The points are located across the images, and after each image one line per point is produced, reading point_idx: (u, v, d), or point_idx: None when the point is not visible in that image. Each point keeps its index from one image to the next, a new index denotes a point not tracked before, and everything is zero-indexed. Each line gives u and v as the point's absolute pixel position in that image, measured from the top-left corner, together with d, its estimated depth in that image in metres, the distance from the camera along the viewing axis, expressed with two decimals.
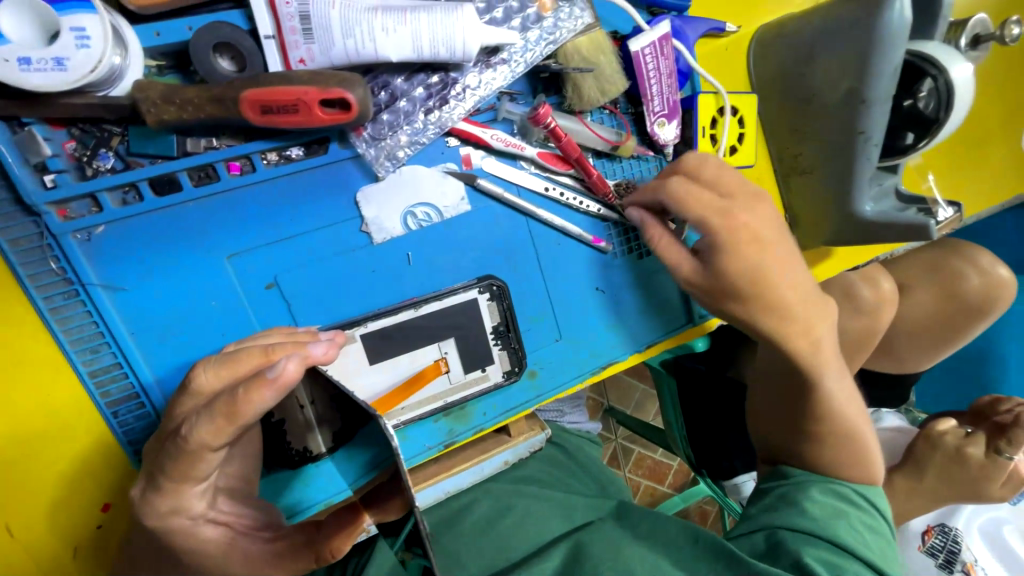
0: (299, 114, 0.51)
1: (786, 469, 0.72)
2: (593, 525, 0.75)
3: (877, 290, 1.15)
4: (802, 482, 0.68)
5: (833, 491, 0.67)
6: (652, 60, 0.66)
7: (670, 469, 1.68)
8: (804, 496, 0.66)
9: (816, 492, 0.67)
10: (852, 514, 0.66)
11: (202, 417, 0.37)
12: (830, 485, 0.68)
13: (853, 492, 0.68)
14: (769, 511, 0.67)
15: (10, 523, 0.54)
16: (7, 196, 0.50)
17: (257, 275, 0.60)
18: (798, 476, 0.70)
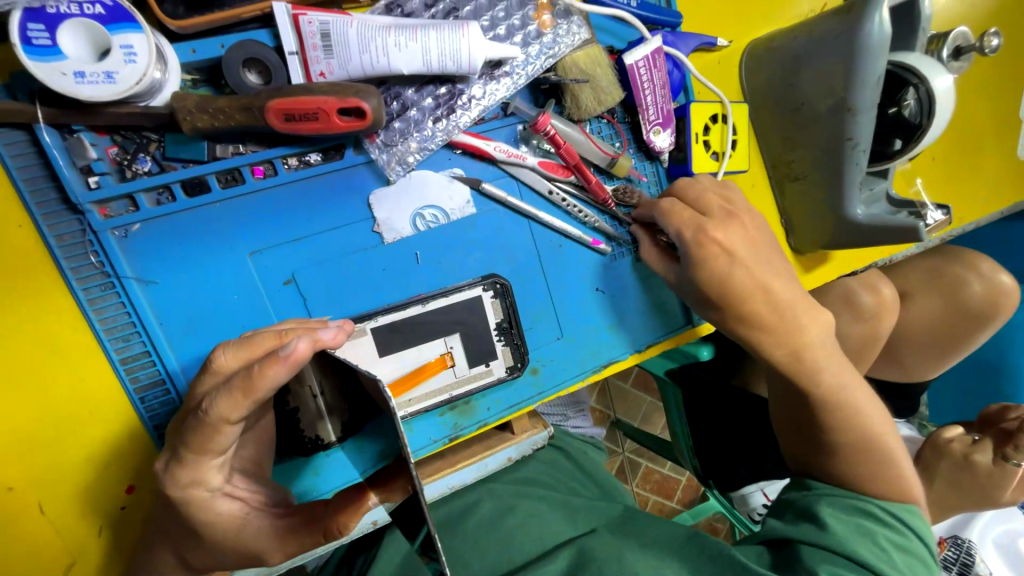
0: (319, 121, 0.55)
1: (811, 481, 0.71)
2: (596, 531, 0.79)
3: (878, 296, 1.16)
4: (826, 497, 0.67)
5: (858, 506, 0.66)
6: (646, 72, 0.71)
7: (679, 484, 1.68)
8: (826, 510, 0.66)
9: (839, 508, 0.66)
10: (879, 531, 0.64)
11: (221, 393, 0.40)
12: (857, 501, 0.66)
13: (882, 510, 0.66)
14: (791, 524, 0.67)
15: (42, 500, 0.58)
16: (56, 196, 0.55)
17: (277, 271, 0.64)
18: (824, 489, 0.69)
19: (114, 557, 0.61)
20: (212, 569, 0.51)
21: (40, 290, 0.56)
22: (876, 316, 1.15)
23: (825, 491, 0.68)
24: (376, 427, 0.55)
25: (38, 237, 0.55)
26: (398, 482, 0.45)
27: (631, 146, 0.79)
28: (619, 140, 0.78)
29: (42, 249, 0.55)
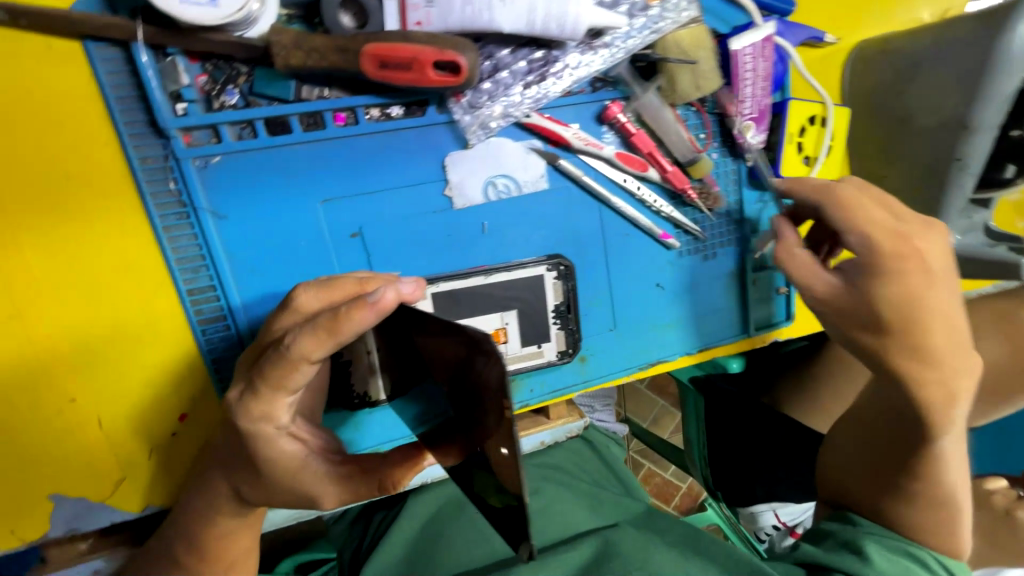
0: (412, 72, 0.53)
1: (855, 516, 0.65)
2: (620, 526, 0.77)
3: None
4: (872, 535, 0.62)
5: (908, 552, 0.60)
6: (751, 61, 0.66)
7: (679, 491, 1.64)
8: (874, 548, 0.59)
9: (888, 549, 0.60)
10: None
11: (306, 331, 0.39)
12: (907, 548, 0.60)
13: (933, 561, 0.60)
14: (830, 554, 0.61)
15: (100, 415, 0.60)
16: (144, 118, 0.55)
17: (345, 223, 0.63)
18: (874, 530, 0.63)
19: (161, 480, 0.62)
20: (263, 504, 0.51)
21: (119, 210, 0.56)
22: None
23: (873, 531, 0.62)
24: (425, 395, 0.56)
25: (123, 157, 0.55)
26: (472, 442, 0.47)
27: (716, 139, 0.74)
28: (704, 131, 0.73)
29: (125, 169, 0.55)
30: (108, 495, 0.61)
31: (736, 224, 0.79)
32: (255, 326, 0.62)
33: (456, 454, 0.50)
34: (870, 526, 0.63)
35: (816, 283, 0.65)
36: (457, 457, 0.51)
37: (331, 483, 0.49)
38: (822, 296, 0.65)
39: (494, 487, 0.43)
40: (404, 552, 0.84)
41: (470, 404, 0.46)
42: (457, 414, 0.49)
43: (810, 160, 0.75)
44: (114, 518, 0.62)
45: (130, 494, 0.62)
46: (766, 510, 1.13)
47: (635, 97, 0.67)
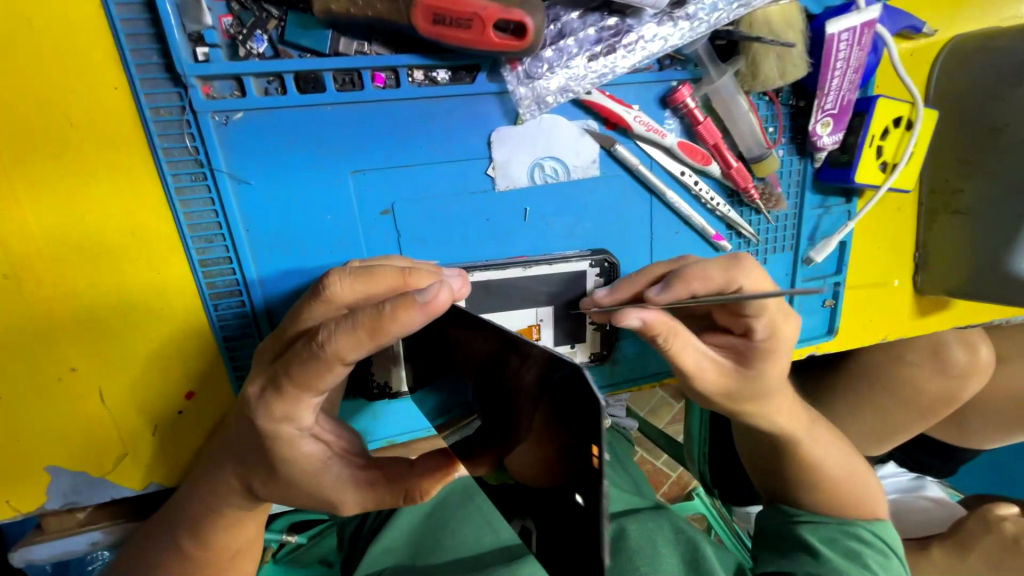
0: (471, 31, 0.46)
1: (790, 508, 0.66)
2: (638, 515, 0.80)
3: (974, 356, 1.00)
4: (809, 523, 0.63)
5: (841, 530, 0.62)
6: (846, 48, 0.58)
7: (669, 479, 1.62)
8: (812, 538, 0.62)
9: (824, 534, 0.62)
10: (865, 553, 0.61)
11: (342, 329, 0.35)
12: (839, 527, 0.63)
13: (862, 529, 0.64)
14: (781, 556, 0.62)
15: (101, 388, 0.55)
16: (158, 61, 0.48)
17: (375, 198, 0.57)
18: (812, 519, 0.64)
19: (165, 458, 0.59)
20: (276, 502, 0.47)
21: (126, 165, 0.50)
22: (964, 377, 1.00)
23: (809, 520, 0.64)
24: (444, 387, 0.52)
25: (134, 106, 0.49)
26: (506, 456, 0.42)
27: (786, 135, 0.67)
28: (774, 125, 0.65)
29: (135, 119, 0.49)
30: (108, 471, 0.57)
31: (793, 230, 0.73)
32: (272, 303, 0.57)
33: (488, 465, 0.45)
34: (811, 514, 0.64)
35: (717, 366, 0.54)
36: (488, 468, 0.45)
37: (350, 488, 0.45)
38: (710, 383, 0.54)
39: (546, 516, 0.38)
40: (412, 537, 0.81)
41: (506, 414, 0.41)
42: (488, 421, 0.44)
43: (888, 165, 0.68)
44: (115, 494, 0.58)
45: (132, 470, 0.58)
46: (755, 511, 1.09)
47: (708, 80, 0.60)
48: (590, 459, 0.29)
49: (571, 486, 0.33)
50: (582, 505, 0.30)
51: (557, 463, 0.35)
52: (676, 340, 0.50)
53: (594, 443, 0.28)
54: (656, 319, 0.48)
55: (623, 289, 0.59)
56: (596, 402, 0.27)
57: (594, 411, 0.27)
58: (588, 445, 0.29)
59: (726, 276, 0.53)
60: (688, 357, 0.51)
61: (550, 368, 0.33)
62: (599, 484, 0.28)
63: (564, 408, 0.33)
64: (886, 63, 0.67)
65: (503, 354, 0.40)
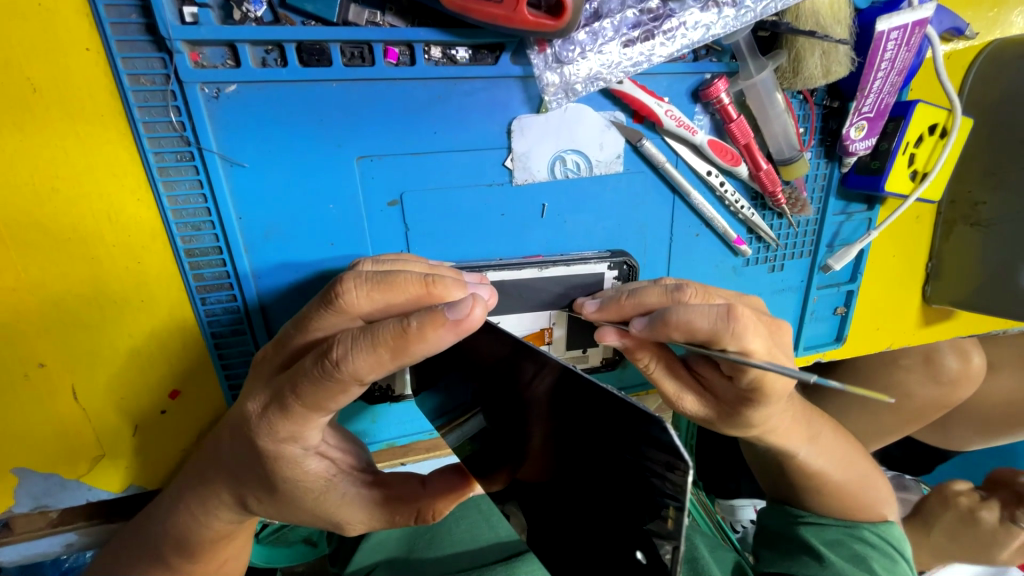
0: (500, 7, 0.42)
1: (795, 508, 0.65)
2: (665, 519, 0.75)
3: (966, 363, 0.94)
4: (814, 526, 0.62)
5: (846, 532, 0.60)
6: (893, 48, 0.55)
7: None
8: (813, 541, 0.60)
9: (827, 536, 0.60)
10: (870, 556, 0.58)
11: (363, 347, 0.31)
12: (843, 529, 0.61)
13: (868, 531, 0.61)
14: (782, 557, 0.62)
15: (75, 385, 0.50)
16: (138, 20, 0.41)
17: (383, 188, 0.52)
18: (818, 521, 0.62)
19: (147, 459, 0.54)
20: (272, 517, 0.44)
21: (102, 140, 0.44)
22: (954, 385, 0.94)
23: (814, 521, 0.62)
24: (447, 386, 0.47)
25: (109, 71, 0.42)
26: (519, 469, 0.39)
27: (816, 137, 0.64)
28: (805, 126, 0.62)
29: (112, 87, 0.43)
30: (84, 474, 0.53)
31: (814, 236, 0.70)
32: (267, 298, 0.53)
33: (503, 481, 0.41)
34: (817, 516, 0.63)
35: (696, 399, 0.49)
36: (503, 483, 0.42)
37: (357, 506, 0.42)
38: (689, 409, 0.50)
39: (565, 543, 0.35)
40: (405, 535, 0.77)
41: (521, 426, 0.37)
42: (497, 428, 0.40)
43: (918, 174, 0.66)
44: (91, 497, 0.54)
45: (110, 473, 0.54)
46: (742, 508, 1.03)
47: (745, 75, 0.56)
48: (659, 517, 0.27)
49: (615, 534, 0.31)
50: (641, 562, 0.29)
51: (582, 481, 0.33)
52: (654, 369, 0.49)
53: (671, 504, 0.25)
54: (635, 345, 0.48)
55: (611, 309, 0.50)
56: (682, 470, 0.24)
57: (677, 476, 0.24)
58: (656, 500, 0.27)
59: (714, 329, 0.40)
60: (669, 387, 0.49)
61: (587, 394, 0.30)
62: (672, 546, 0.26)
63: (606, 446, 0.30)
64: (928, 65, 0.64)
65: (517, 357, 0.37)
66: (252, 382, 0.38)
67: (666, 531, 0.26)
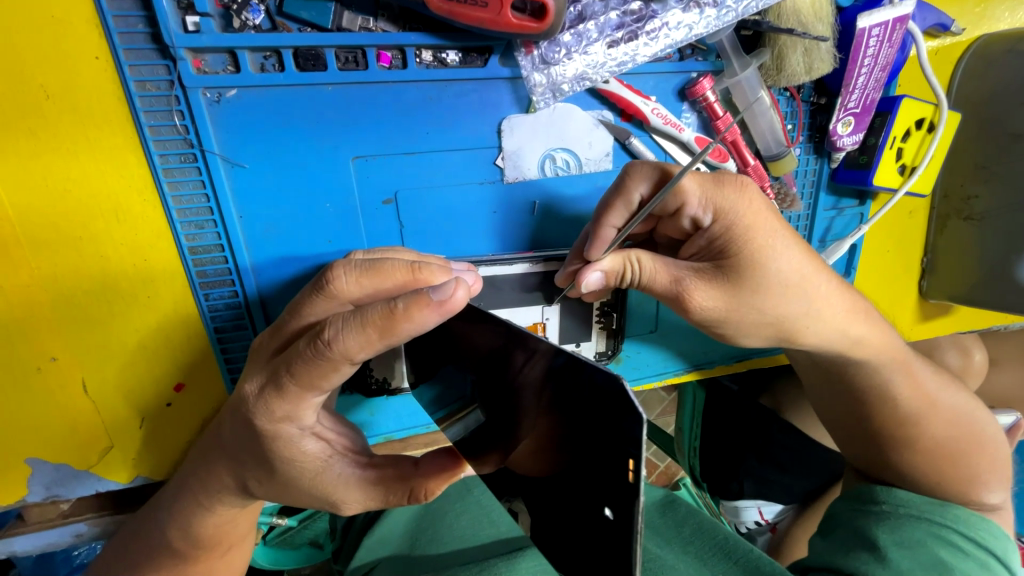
0: (486, 10, 0.44)
1: (879, 492, 0.60)
2: (668, 534, 0.70)
3: (967, 360, 0.93)
4: (889, 519, 0.57)
5: (929, 532, 0.55)
6: (875, 45, 0.56)
7: None
8: (881, 533, 0.56)
9: (904, 531, 0.55)
10: (957, 563, 0.52)
11: (351, 327, 0.33)
12: (928, 526, 0.55)
13: (957, 535, 0.55)
14: (841, 550, 0.56)
15: (85, 378, 0.52)
16: (144, 30, 0.44)
17: (378, 186, 0.54)
18: (906, 511, 0.57)
19: (153, 451, 0.56)
20: (272, 499, 0.46)
21: (110, 142, 0.46)
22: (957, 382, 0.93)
23: (891, 511, 0.58)
24: (447, 377, 0.48)
25: (117, 78, 0.45)
26: (511, 453, 0.40)
27: (804, 134, 0.65)
28: (793, 122, 0.63)
29: (120, 93, 0.45)
30: (94, 465, 0.55)
31: (805, 231, 0.71)
32: (268, 293, 0.55)
33: (495, 465, 0.43)
34: (897, 505, 0.58)
35: (696, 280, 0.49)
36: (495, 467, 0.43)
37: (354, 486, 0.44)
38: (704, 304, 0.49)
39: (555, 522, 0.35)
40: (407, 529, 0.79)
41: (509, 411, 0.38)
42: (490, 415, 0.42)
43: (906, 168, 0.67)
44: (100, 487, 0.56)
45: (119, 463, 0.56)
46: (749, 506, 0.88)
47: (730, 73, 0.57)
48: (621, 473, 0.27)
49: (590, 501, 0.30)
50: (610, 520, 0.28)
51: (565, 460, 0.33)
52: (644, 265, 0.50)
53: (630, 455, 0.25)
54: (610, 262, 0.50)
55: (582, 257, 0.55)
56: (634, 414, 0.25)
57: (635, 427, 0.25)
58: (618, 454, 0.27)
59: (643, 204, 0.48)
60: (665, 278, 0.49)
61: (572, 369, 0.31)
62: (632, 500, 0.26)
63: (576, 405, 0.31)
64: (914, 61, 0.65)
65: (513, 344, 0.38)
66: (250, 366, 0.41)
67: (629, 485, 0.26)
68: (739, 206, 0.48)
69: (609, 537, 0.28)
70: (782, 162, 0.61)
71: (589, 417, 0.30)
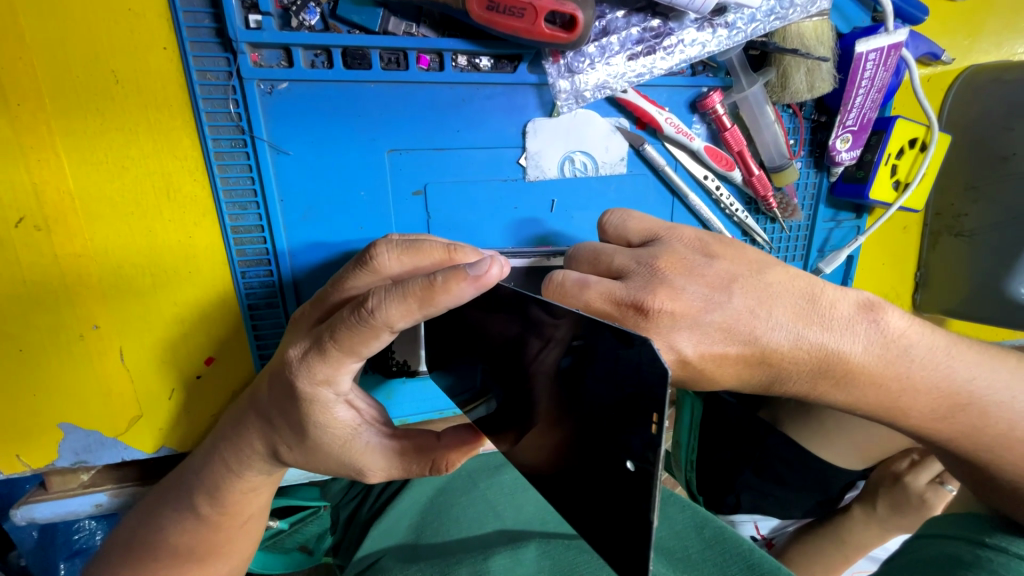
0: (522, 21, 0.48)
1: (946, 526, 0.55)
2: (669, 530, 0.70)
3: None
4: None
5: None
6: (872, 68, 0.61)
7: None
8: None
9: None
10: None
11: (394, 297, 0.36)
12: None
13: None
14: None
15: (122, 347, 0.55)
16: (209, 25, 0.48)
17: (410, 179, 0.58)
18: (1016, 552, 0.41)
19: (180, 423, 0.59)
20: (300, 467, 0.48)
21: (168, 126, 0.50)
22: None
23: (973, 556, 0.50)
24: (465, 363, 0.50)
25: (181, 67, 0.49)
26: (527, 429, 0.41)
27: (805, 148, 0.69)
28: (795, 138, 0.68)
29: (181, 81, 0.49)
30: (122, 432, 0.57)
31: (805, 240, 0.75)
32: (301, 274, 0.58)
33: (511, 440, 0.44)
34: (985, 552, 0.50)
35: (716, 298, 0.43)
36: (510, 442, 0.45)
37: (379, 455, 0.47)
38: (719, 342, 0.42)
39: (572, 491, 0.37)
40: (414, 522, 0.79)
41: (530, 387, 0.40)
42: (509, 394, 0.43)
43: (900, 184, 0.71)
44: (126, 455, 0.58)
45: (146, 433, 0.58)
46: (744, 521, 0.89)
47: (738, 88, 0.62)
48: (642, 425, 0.29)
49: (610, 459, 0.33)
50: (630, 472, 0.30)
51: (586, 431, 0.35)
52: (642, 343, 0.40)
53: (654, 409, 0.28)
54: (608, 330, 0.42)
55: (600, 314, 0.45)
56: (660, 368, 0.28)
57: (662, 383, 0.28)
58: (641, 409, 0.29)
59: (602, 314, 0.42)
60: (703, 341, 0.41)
61: (596, 344, 0.33)
62: (653, 447, 0.28)
63: (600, 378, 0.33)
64: (907, 86, 0.70)
65: (530, 326, 0.39)
66: (291, 335, 0.44)
67: (650, 436, 0.28)
68: (772, 267, 0.42)
69: (628, 488, 0.31)
70: (785, 173, 0.66)
71: (613, 378, 0.32)
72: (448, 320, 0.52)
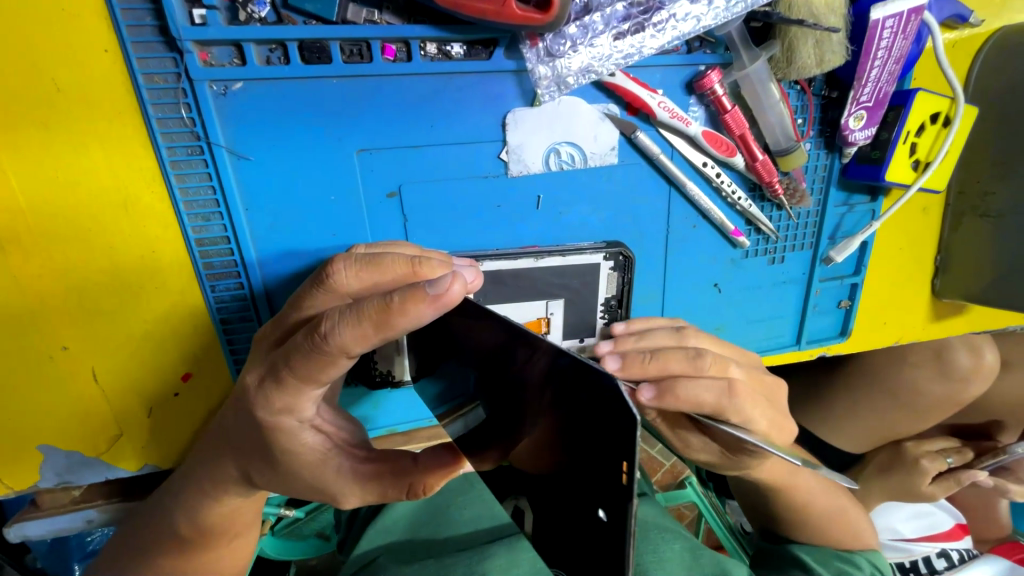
0: (490, 2, 0.43)
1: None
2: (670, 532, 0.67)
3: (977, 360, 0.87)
4: None
5: None
6: (889, 36, 0.54)
7: None
8: None
9: None
10: None
11: (347, 320, 0.33)
12: None
13: None
14: None
15: (93, 367, 0.53)
16: (152, 23, 0.44)
17: (382, 180, 0.54)
18: None
19: (161, 440, 0.57)
20: (276, 491, 0.46)
21: (119, 135, 0.47)
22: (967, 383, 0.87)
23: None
24: (447, 373, 0.47)
25: (125, 71, 0.45)
26: (511, 451, 0.39)
27: (815, 128, 0.63)
28: (804, 116, 0.62)
29: (128, 85, 0.46)
30: (103, 452, 0.56)
31: (814, 228, 0.69)
32: (272, 285, 0.55)
33: (495, 460, 0.42)
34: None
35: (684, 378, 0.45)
36: (495, 462, 0.42)
37: (351, 480, 0.45)
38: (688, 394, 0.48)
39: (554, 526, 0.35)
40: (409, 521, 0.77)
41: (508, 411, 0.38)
42: (492, 410, 0.41)
43: (920, 164, 0.66)
44: (110, 474, 0.57)
45: (127, 451, 0.57)
46: None
47: (739, 65, 0.56)
48: (616, 473, 0.26)
49: (583, 496, 0.30)
50: (604, 521, 0.27)
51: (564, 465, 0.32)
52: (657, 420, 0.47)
53: (624, 457, 0.25)
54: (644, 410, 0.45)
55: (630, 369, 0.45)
56: (628, 413, 0.24)
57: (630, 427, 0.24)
58: (613, 453, 0.26)
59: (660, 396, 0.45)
60: None
61: (569, 371, 0.30)
62: (627, 500, 0.25)
63: (580, 413, 0.29)
64: (930, 53, 0.64)
65: (509, 347, 0.36)
66: (252, 358, 0.41)
67: (622, 487, 0.25)
68: None
69: (603, 538, 0.28)
70: (791, 156, 0.60)
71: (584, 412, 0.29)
72: (428, 335, 0.48)
